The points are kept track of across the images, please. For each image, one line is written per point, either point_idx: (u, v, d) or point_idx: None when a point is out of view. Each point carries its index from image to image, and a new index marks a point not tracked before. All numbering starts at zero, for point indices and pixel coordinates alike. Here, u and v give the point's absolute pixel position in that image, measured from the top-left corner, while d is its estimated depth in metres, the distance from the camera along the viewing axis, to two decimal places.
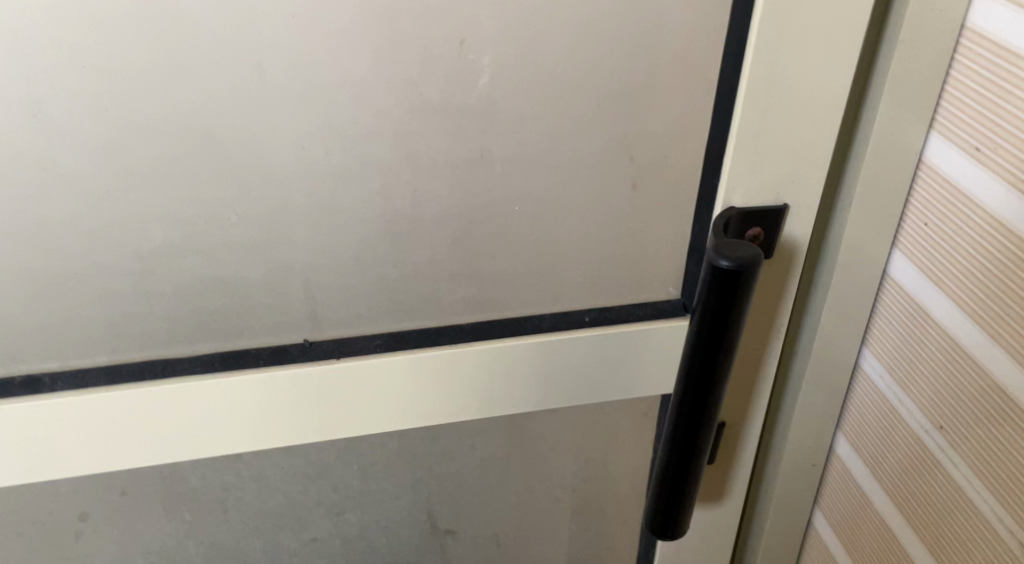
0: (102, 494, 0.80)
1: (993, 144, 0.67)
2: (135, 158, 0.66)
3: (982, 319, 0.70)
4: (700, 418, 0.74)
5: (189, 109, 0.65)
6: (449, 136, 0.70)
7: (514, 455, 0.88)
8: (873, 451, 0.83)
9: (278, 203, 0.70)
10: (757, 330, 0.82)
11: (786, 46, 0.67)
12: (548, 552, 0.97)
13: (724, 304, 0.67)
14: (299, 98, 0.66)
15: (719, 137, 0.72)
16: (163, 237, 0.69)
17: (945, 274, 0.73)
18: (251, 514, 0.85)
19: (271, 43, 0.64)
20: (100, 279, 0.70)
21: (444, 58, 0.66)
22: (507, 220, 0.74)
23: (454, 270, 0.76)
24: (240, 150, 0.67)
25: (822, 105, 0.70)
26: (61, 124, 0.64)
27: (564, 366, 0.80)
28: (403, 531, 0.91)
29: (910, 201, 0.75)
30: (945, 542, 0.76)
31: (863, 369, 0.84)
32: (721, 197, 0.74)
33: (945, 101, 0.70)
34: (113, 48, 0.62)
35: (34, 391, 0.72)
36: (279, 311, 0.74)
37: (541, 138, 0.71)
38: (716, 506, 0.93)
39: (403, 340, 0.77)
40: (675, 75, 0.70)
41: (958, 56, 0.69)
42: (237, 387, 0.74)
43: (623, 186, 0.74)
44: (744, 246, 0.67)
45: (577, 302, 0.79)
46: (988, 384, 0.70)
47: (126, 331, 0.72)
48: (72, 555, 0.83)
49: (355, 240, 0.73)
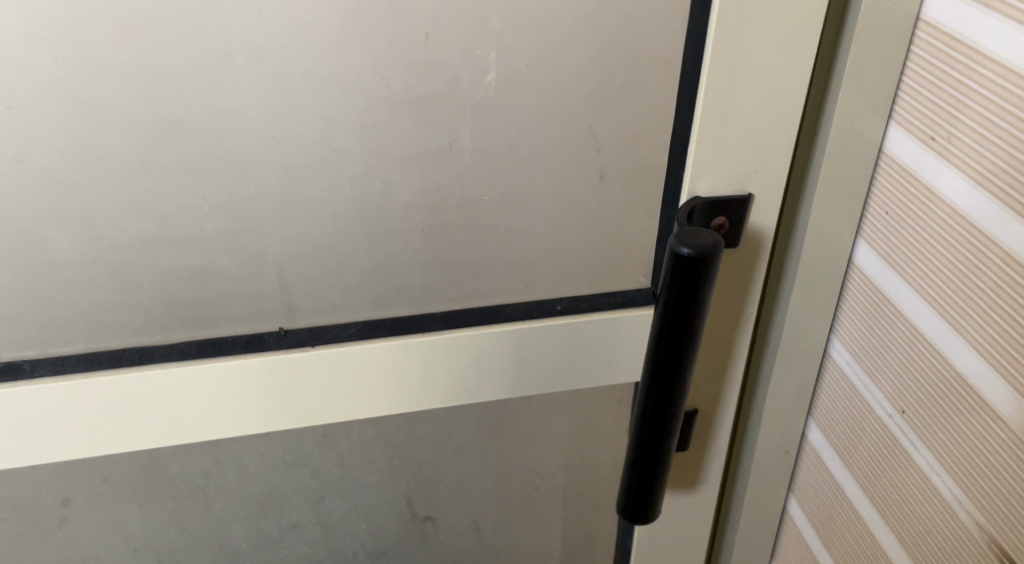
0: (84, 479, 0.82)
1: (948, 133, 0.68)
2: (107, 150, 0.68)
3: (941, 304, 0.71)
4: (667, 405, 0.75)
5: (159, 102, 0.67)
6: (417, 127, 0.71)
7: (491, 443, 0.90)
8: (842, 438, 0.85)
9: (250, 193, 0.71)
10: (726, 317, 0.83)
11: (745, 37, 0.69)
12: (528, 538, 0.99)
13: (684, 291, 0.69)
14: (268, 90, 0.68)
15: (683, 127, 0.74)
16: (137, 226, 0.71)
17: (906, 261, 0.74)
18: (232, 501, 0.87)
19: (239, 35, 0.65)
20: (77, 267, 0.72)
21: (410, 49, 0.68)
22: (477, 210, 0.76)
23: (425, 260, 0.77)
24: (211, 142, 0.69)
25: (783, 94, 0.71)
26: (34, 117, 0.66)
27: (536, 355, 0.81)
28: (383, 517, 0.93)
29: (873, 189, 0.76)
30: (909, 525, 0.77)
31: (832, 357, 0.85)
32: (687, 186, 0.75)
33: (904, 91, 0.72)
34: (84, 41, 0.64)
35: (14, 376, 0.74)
36: (254, 300, 0.76)
37: (508, 127, 0.72)
38: (691, 492, 0.94)
39: (377, 329, 0.79)
40: (638, 66, 0.71)
41: (915, 48, 0.70)
42: (213, 373, 0.76)
43: (590, 176, 0.75)
44: (705, 234, 0.68)
45: (549, 291, 0.81)
46: (948, 370, 0.71)
47: (104, 319, 0.74)
48: (57, 540, 0.85)
49: (327, 230, 0.74)
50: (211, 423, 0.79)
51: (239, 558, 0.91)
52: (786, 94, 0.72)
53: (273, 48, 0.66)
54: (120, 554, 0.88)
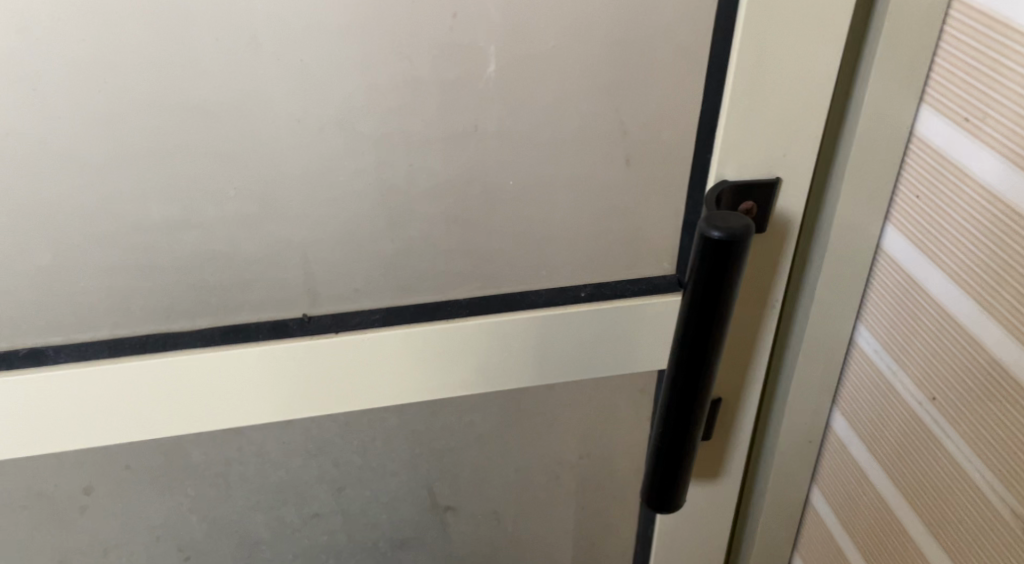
0: (106, 468, 0.82)
1: (983, 114, 0.67)
2: (131, 133, 0.67)
3: (973, 289, 0.70)
4: (694, 392, 0.74)
5: (185, 85, 0.66)
6: (443, 110, 0.70)
7: (513, 432, 0.89)
8: (869, 426, 0.84)
9: (274, 178, 0.71)
10: (752, 304, 0.82)
11: (775, 19, 0.68)
12: (548, 528, 0.98)
13: (714, 276, 0.68)
14: (293, 73, 0.67)
15: (711, 110, 0.73)
16: (161, 211, 0.70)
17: (936, 245, 0.73)
18: (253, 489, 0.86)
19: (265, 16, 0.64)
20: (101, 253, 0.71)
21: (436, 31, 0.67)
22: (501, 195, 0.75)
23: (449, 245, 0.76)
24: (236, 125, 0.68)
25: (812, 76, 0.70)
26: (58, 100, 0.65)
27: (560, 342, 0.81)
28: (403, 507, 0.92)
29: (902, 174, 0.75)
30: (939, 512, 0.76)
31: (858, 344, 0.84)
32: (714, 171, 0.75)
33: (937, 73, 0.71)
34: (109, 22, 0.63)
35: (38, 363, 0.74)
36: (277, 286, 0.75)
37: (534, 110, 0.71)
38: (714, 482, 0.94)
39: (400, 316, 0.78)
40: (667, 48, 0.70)
41: (948, 28, 0.69)
42: (236, 359, 0.76)
43: (617, 159, 0.75)
44: (735, 218, 0.67)
45: (573, 278, 0.80)
46: (982, 356, 0.70)
47: (129, 306, 0.74)
48: (78, 528, 0.85)
49: (351, 215, 0.73)
50: (234, 410, 0.78)
51: (260, 548, 0.91)
52: (816, 78, 0.71)
53: (299, 30, 0.65)
54: (141, 543, 0.87)
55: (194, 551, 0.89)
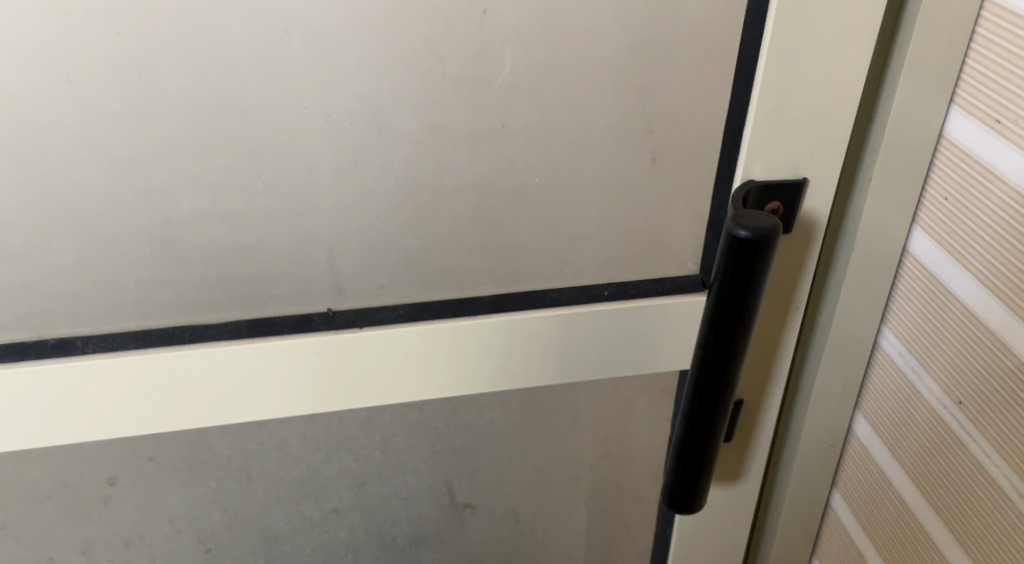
0: (130, 459, 0.82)
1: (1015, 116, 0.66)
2: (163, 124, 0.68)
3: (1002, 292, 0.70)
4: (718, 393, 0.74)
5: (216, 76, 0.66)
6: (470, 106, 0.70)
7: (532, 431, 0.89)
8: (892, 430, 0.83)
9: (302, 171, 0.71)
10: (775, 304, 0.82)
11: (806, 19, 0.67)
12: (566, 528, 0.98)
13: (741, 275, 0.68)
14: (323, 67, 0.67)
15: (739, 109, 0.72)
16: (191, 204, 0.71)
17: (964, 248, 0.72)
18: (275, 483, 0.87)
19: (297, 11, 0.65)
20: (129, 244, 0.72)
21: (466, 26, 0.67)
22: (526, 193, 0.75)
23: (474, 242, 0.77)
24: (267, 118, 0.68)
25: (841, 77, 0.70)
26: (92, 92, 0.66)
27: (583, 341, 0.81)
28: (422, 503, 0.92)
29: (931, 176, 0.75)
30: (964, 518, 0.76)
31: (882, 347, 0.83)
32: (742, 171, 0.74)
33: (968, 74, 0.70)
34: (143, 13, 0.64)
35: (66, 353, 0.74)
36: (303, 281, 0.76)
37: (561, 108, 0.71)
38: (734, 484, 0.93)
39: (424, 312, 0.78)
40: (697, 46, 0.70)
41: (981, 29, 0.69)
42: (260, 352, 0.76)
43: (643, 158, 0.74)
44: (763, 217, 0.67)
45: (597, 277, 0.80)
46: (1012, 362, 0.70)
47: (156, 298, 0.74)
48: (100, 519, 0.86)
49: (377, 210, 0.74)
50: (257, 403, 0.78)
51: (279, 542, 0.91)
52: (846, 78, 0.70)
53: (329, 24, 0.66)
54: (163, 534, 0.88)
55: (215, 544, 0.90)
